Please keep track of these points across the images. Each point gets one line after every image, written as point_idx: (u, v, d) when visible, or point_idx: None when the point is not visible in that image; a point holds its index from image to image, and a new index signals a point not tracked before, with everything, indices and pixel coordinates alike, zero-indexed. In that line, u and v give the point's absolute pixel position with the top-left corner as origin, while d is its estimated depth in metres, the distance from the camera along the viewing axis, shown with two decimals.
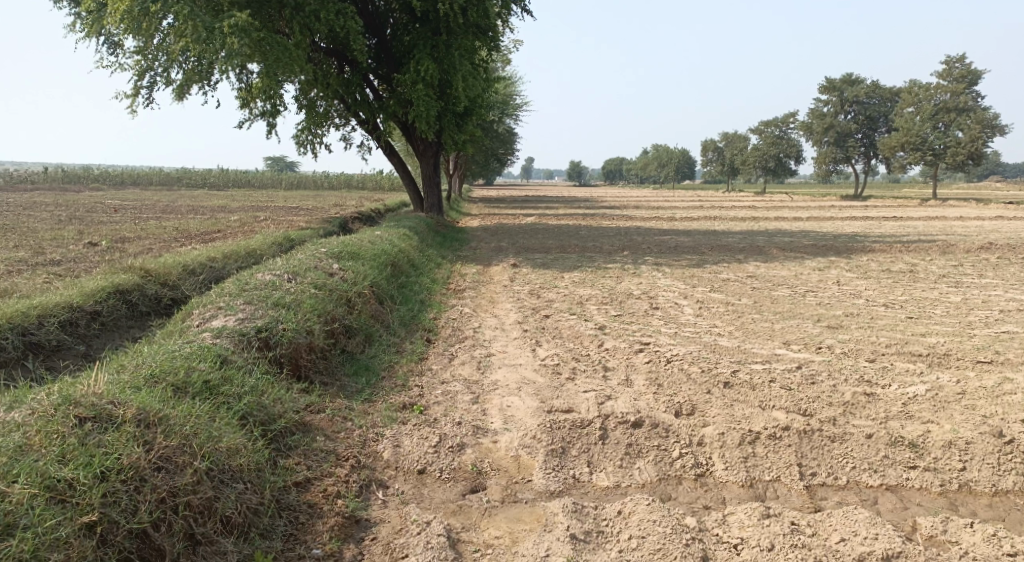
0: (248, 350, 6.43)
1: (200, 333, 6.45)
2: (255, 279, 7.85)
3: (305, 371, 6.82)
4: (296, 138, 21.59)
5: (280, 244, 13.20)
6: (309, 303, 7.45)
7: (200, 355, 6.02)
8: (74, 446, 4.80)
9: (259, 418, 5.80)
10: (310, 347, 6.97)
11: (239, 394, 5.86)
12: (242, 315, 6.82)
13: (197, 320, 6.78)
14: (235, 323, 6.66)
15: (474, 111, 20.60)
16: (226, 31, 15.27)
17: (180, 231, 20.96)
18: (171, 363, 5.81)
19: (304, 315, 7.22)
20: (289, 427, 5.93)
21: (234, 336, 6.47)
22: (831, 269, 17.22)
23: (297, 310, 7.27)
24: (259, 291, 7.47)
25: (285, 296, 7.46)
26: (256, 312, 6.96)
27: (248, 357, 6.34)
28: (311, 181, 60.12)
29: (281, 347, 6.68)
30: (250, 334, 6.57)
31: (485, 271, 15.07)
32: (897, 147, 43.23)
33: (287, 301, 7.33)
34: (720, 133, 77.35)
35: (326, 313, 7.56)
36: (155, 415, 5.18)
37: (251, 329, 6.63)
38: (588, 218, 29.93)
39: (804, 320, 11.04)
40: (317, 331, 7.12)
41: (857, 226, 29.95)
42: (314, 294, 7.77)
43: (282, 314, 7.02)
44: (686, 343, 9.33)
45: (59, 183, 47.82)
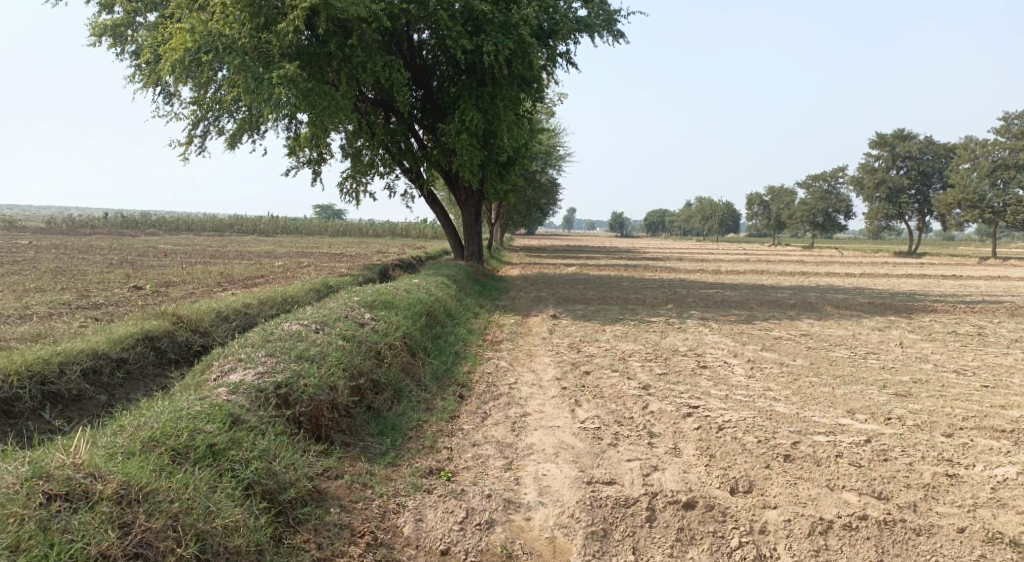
0: (264, 408, 5.99)
1: (215, 389, 6.03)
2: (281, 329, 7.45)
3: (325, 431, 6.35)
4: (342, 186, 21.53)
5: (316, 291, 12.89)
6: (334, 356, 7.00)
7: (208, 414, 5.59)
8: (34, 531, 4.39)
9: (266, 488, 5.32)
10: (332, 404, 6.50)
11: (246, 459, 5.40)
12: (261, 369, 6.40)
13: (213, 374, 6.38)
14: (253, 378, 6.24)
15: (518, 160, 20.31)
16: (275, 82, 15.20)
17: (224, 276, 20.96)
18: (173, 424, 5.40)
19: (328, 370, 6.76)
20: (301, 496, 5.44)
21: (249, 393, 6.04)
22: (888, 330, 16.35)
23: (321, 363, 6.82)
24: (282, 342, 7.06)
25: (309, 347, 7.03)
26: (277, 365, 6.53)
27: (264, 416, 5.89)
28: (357, 229, 60.78)
29: (300, 404, 6.23)
30: (267, 391, 6.13)
31: (524, 322, 14.57)
32: (953, 204, 42.00)
33: (310, 353, 6.89)
34: (767, 187, 76.47)
35: (352, 367, 7.10)
36: (140, 490, 4.77)
37: (269, 384, 6.20)
38: (632, 270, 29.33)
39: (864, 386, 10.29)
40: (341, 387, 6.66)
41: (914, 284, 28.79)
42: (342, 346, 7.33)
43: (304, 368, 6.57)
44: (739, 409, 8.66)
45: (115, 227, 49.04)
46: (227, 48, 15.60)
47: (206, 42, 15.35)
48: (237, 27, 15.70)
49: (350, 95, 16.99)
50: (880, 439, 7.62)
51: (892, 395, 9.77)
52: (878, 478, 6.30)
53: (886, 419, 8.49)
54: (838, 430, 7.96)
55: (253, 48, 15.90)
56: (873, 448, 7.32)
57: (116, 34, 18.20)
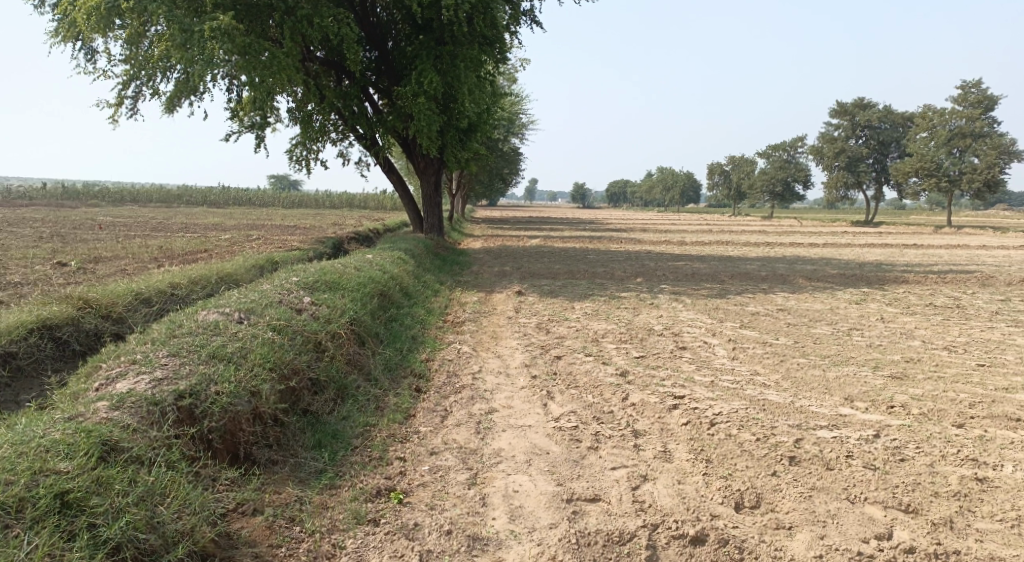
0: (158, 427, 4.96)
1: (93, 404, 4.98)
2: (197, 320, 6.35)
3: (245, 448, 5.36)
4: (291, 153, 20.16)
5: (259, 268, 11.70)
6: (258, 353, 5.94)
7: (69, 446, 4.53)
8: None
9: (143, 546, 4.31)
10: (253, 414, 5.50)
11: (116, 508, 4.36)
12: (160, 375, 5.33)
13: (98, 383, 5.34)
14: (146, 387, 5.18)
15: (479, 127, 19.19)
16: (207, 35, 13.84)
17: (164, 251, 19.54)
18: (11, 466, 4.34)
19: (249, 371, 5.71)
20: (200, 551, 4.47)
21: (139, 407, 4.98)
22: (865, 303, 15.62)
23: (241, 363, 5.76)
24: (193, 337, 5.98)
25: (228, 343, 5.95)
26: (182, 368, 5.47)
27: (155, 438, 4.86)
28: (313, 201, 58.92)
29: (207, 416, 5.21)
30: (165, 404, 5.09)
31: (487, 299, 13.51)
32: (910, 173, 41.73)
33: (227, 350, 5.81)
34: (726, 157, 76.12)
35: (283, 366, 6.05)
36: None
37: (168, 395, 5.15)
38: (597, 241, 28.40)
39: (857, 369, 9.46)
40: (266, 392, 5.64)
41: (878, 253, 28.31)
42: (271, 340, 6.25)
43: (217, 371, 5.53)
44: (729, 399, 7.75)
45: (57, 199, 46.64)
46: None
47: None
48: None
49: (294, 53, 15.50)
50: (889, 433, 6.79)
51: (889, 379, 8.96)
52: (902, 485, 5.47)
53: (889, 408, 7.65)
54: (841, 422, 7.09)
55: None
56: (884, 444, 6.49)
57: None
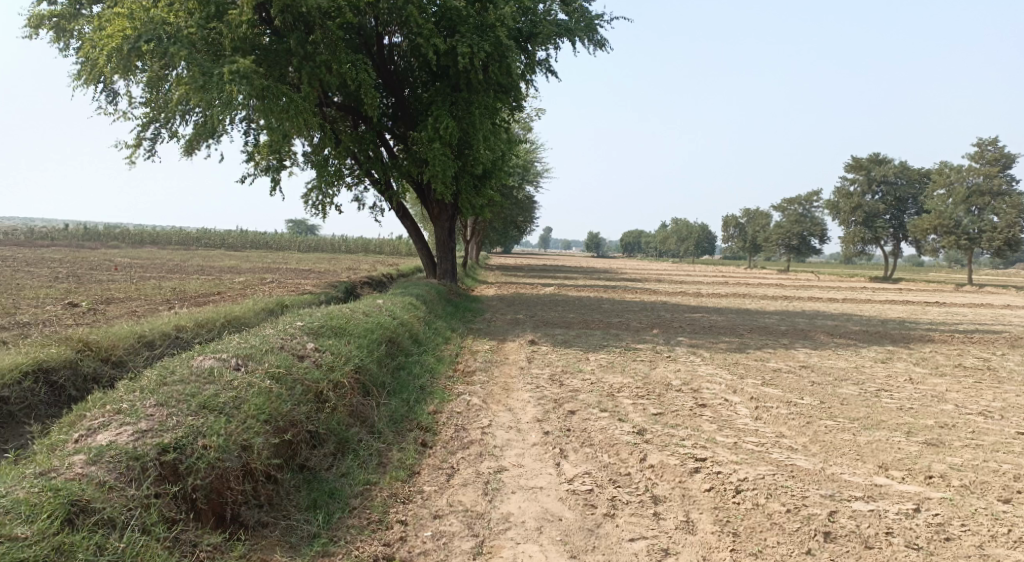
0: (137, 484, 4.77)
1: (69, 458, 4.82)
2: (190, 366, 5.99)
3: (232, 509, 5.10)
4: (307, 197, 20.01)
5: (267, 311, 11.37)
6: (253, 404, 5.61)
7: (31, 508, 4.42)
8: None
9: None
10: (243, 472, 5.22)
11: None
12: (144, 426, 5.11)
13: (79, 433, 5.15)
14: (129, 439, 4.98)
15: (494, 173, 18.99)
16: (227, 78, 13.74)
17: (176, 291, 19.35)
18: None
19: (241, 422, 5.43)
20: None
21: (117, 463, 4.79)
22: (891, 362, 15.03)
23: (233, 415, 5.46)
24: (185, 385, 5.66)
25: (220, 393, 5.62)
26: (169, 420, 5.23)
27: (132, 498, 4.69)
28: (327, 245, 59.02)
29: (191, 472, 4.98)
30: (146, 459, 4.89)
31: (499, 348, 13.10)
32: (928, 230, 41.17)
33: (218, 400, 5.51)
34: (742, 209, 75.81)
35: (279, 418, 5.71)
36: None
37: (151, 449, 4.94)
38: (611, 290, 27.95)
39: (889, 433, 8.92)
40: (258, 446, 5.36)
41: (900, 310, 27.68)
42: (267, 389, 5.88)
43: (207, 424, 5.28)
44: (755, 463, 7.26)
45: (75, 239, 46.86)
46: (173, 38, 14.20)
47: (147, 30, 13.95)
48: (184, 17, 14.28)
49: (312, 97, 15.40)
50: (931, 507, 6.28)
51: (924, 446, 8.42)
52: None
53: (927, 478, 7.14)
54: (878, 493, 6.57)
55: (202, 40, 14.42)
56: (927, 520, 5.98)
57: (61, 28, 16.58)
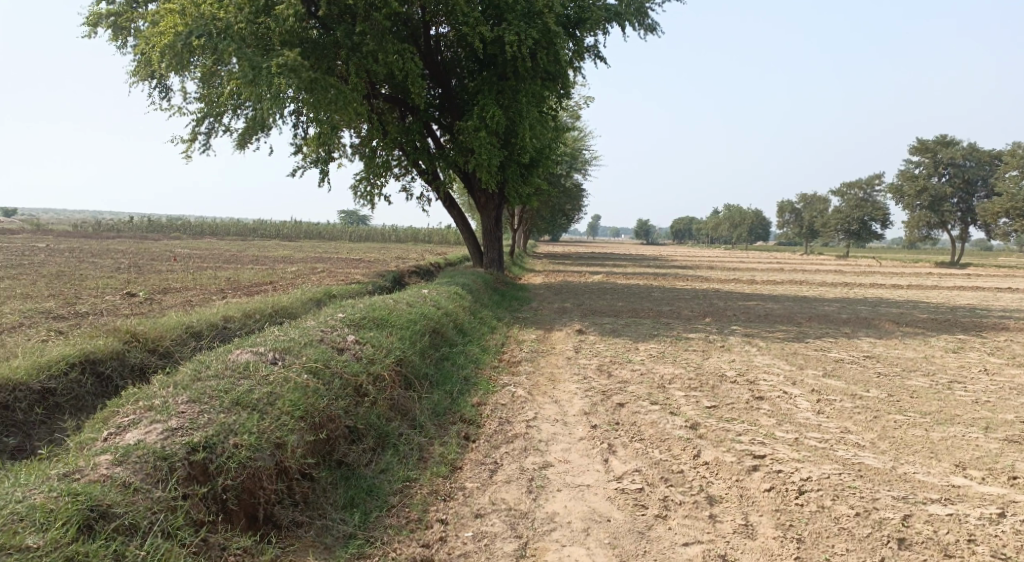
0: (163, 485, 4.72)
1: (95, 458, 4.79)
2: (226, 360, 5.92)
3: (263, 510, 5.06)
4: (356, 189, 19.95)
5: (313, 300, 11.24)
6: (287, 400, 5.55)
7: (48, 515, 4.35)
8: None
9: None
10: (276, 471, 5.18)
11: None
12: (174, 424, 5.08)
13: (108, 431, 5.12)
14: (157, 437, 4.94)
15: (541, 162, 18.61)
16: (274, 71, 13.62)
17: (229, 282, 19.51)
18: None
19: (274, 418, 5.39)
20: None
21: (144, 463, 4.75)
22: (961, 352, 14.26)
23: (266, 412, 5.41)
24: (217, 381, 5.61)
25: (253, 389, 5.56)
26: (201, 417, 5.20)
27: (158, 500, 4.64)
28: (380, 234, 59.39)
29: (218, 472, 4.92)
30: (175, 458, 4.84)
31: (546, 338, 12.79)
32: (999, 213, 39.33)
33: (252, 397, 5.46)
34: (799, 194, 73.84)
35: (315, 414, 5.63)
36: None
37: (180, 448, 4.90)
38: (662, 278, 27.37)
39: (964, 429, 8.35)
40: (292, 444, 5.31)
41: (969, 297, 26.48)
42: (304, 383, 5.80)
43: (239, 422, 5.23)
44: (818, 461, 6.81)
45: (138, 231, 47.98)
46: (223, 34, 14.08)
47: (198, 26, 13.90)
48: (234, 11, 14.02)
49: (359, 88, 15.22)
50: (1017, 511, 5.77)
51: (1004, 444, 7.84)
52: None
53: (1010, 479, 6.64)
54: (956, 495, 6.09)
55: (252, 35, 14.27)
56: (1014, 527, 5.48)
57: (118, 26, 16.71)
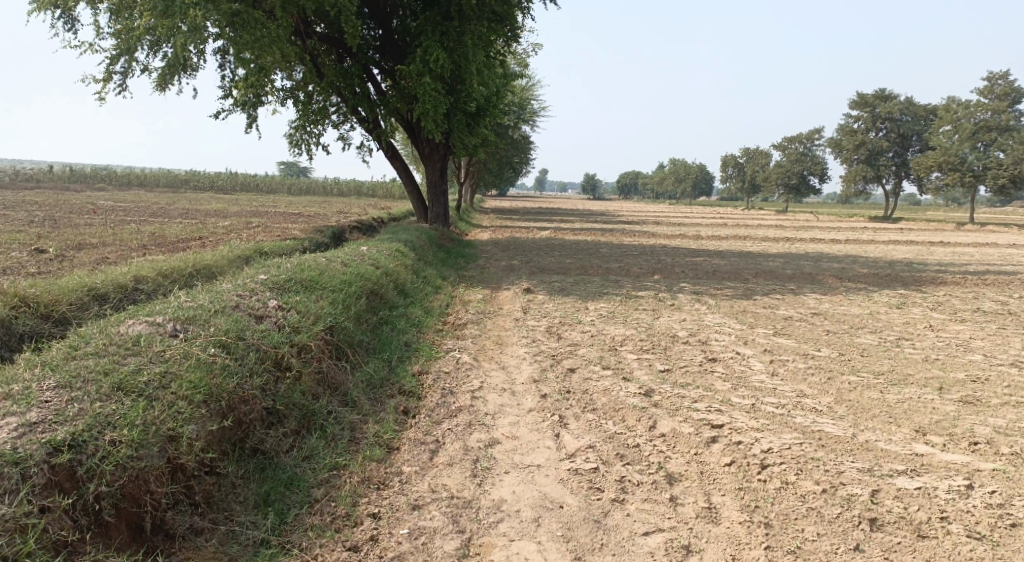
0: (11, 498, 4.22)
1: None
2: (113, 335, 5.36)
3: (152, 514, 4.62)
4: (291, 136, 18.88)
5: (242, 257, 10.43)
6: (184, 382, 5.05)
7: None
8: None
9: None
10: (170, 469, 4.73)
11: None
12: (33, 418, 4.55)
13: None
14: (10, 437, 4.41)
15: (489, 112, 17.82)
16: (190, 2, 12.49)
17: (154, 236, 18.38)
18: None
19: (167, 406, 4.90)
20: None
21: None
22: (907, 308, 14.21)
23: (157, 399, 4.91)
24: (95, 362, 5.06)
25: (143, 370, 5.04)
26: (71, 408, 4.67)
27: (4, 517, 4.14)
28: (320, 187, 57.70)
29: (89, 476, 4.46)
30: (31, 462, 4.33)
31: (493, 297, 12.26)
32: (932, 167, 39.89)
33: (139, 380, 4.95)
34: (741, 149, 74.25)
35: (220, 398, 5.16)
36: None
37: (38, 450, 4.38)
38: (609, 233, 26.96)
39: (919, 390, 8.13)
40: (188, 435, 4.84)
41: (907, 251, 26.81)
42: (209, 360, 5.30)
43: (118, 412, 4.71)
44: (779, 430, 6.45)
45: (61, 182, 45.41)
46: None
47: None
48: None
49: (288, 25, 14.11)
50: (984, 482, 5.49)
51: (960, 405, 7.63)
52: None
53: (972, 445, 6.40)
54: (922, 466, 5.75)
55: None
56: (984, 500, 5.20)
57: None
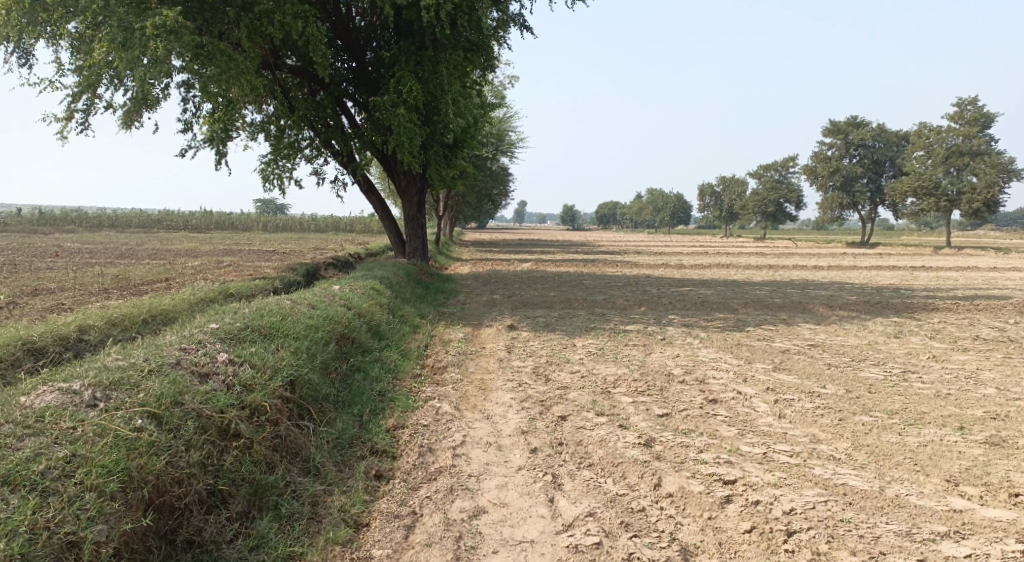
0: None
1: None
2: (21, 408, 4.76)
3: None
4: (262, 172, 18.18)
5: (204, 300, 9.64)
6: (92, 468, 4.47)
7: None
8: None
9: None
10: None
11: None
12: None
13: None
14: None
15: (466, 142, 17.29)
16: (149, 33, 11.80)
17: (120, 280, 17.53)
18: None
19: (68, 501, 4.30)
20: None
21: None
22: (906, 337, 13.59)
23: (56, 493, 4.31)
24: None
25: (42, 456, 4.44)
26: None
27: None
28: (297, 224, 56.81)
29: None
30: None
31: (474, 335, 11.52)
32: (907, 193, 39.74)
33: (34, 471, 4.35)
34: (716, 178, 74.33)
35: (141, 485, 4.56)
36: None
37: None
38: (591, 265, 26.32)
39: (939, 431, 7.47)
40: (92, 538, 4.23)
41: (891, 277, 26.34)
42: (132, 438, 4.71)
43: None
44: (799, 486, 5.78)
45: (30, 226, 44.23)
46: None
47: None
48: None
49: (255, 56, 13.39)
50: None
51: (988, 449, 6.97)
52: None
53: (1012, 498, 5.78)
54: (967, 528, 5.10)
55: None
56: None
57: None
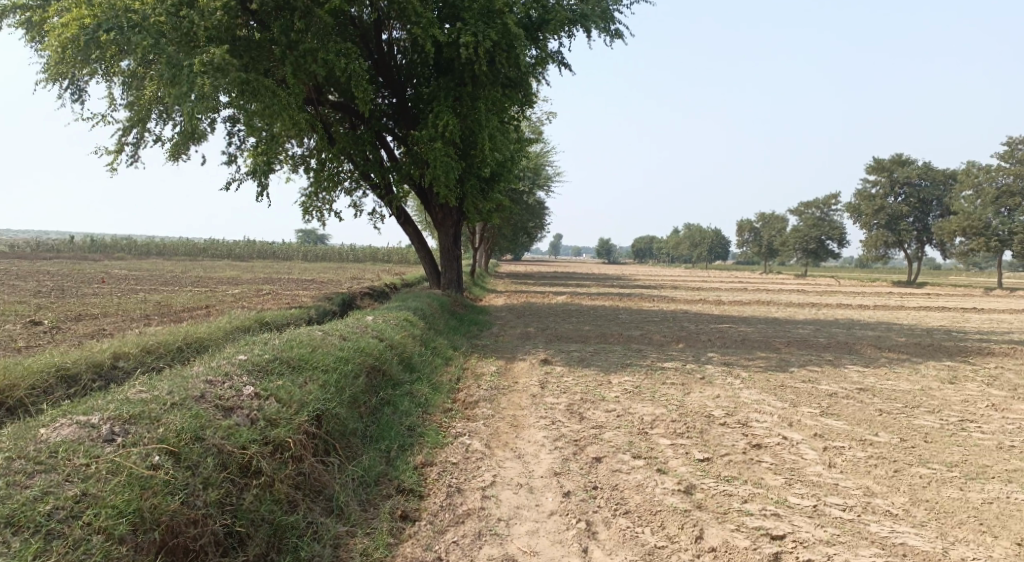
0: None
1: None
2: (37, 441, 4.61)
3: None
4: (303, 203, 18.25)
5: (238, 328, 9.54)
6: (102, 509, 4.28)
7: None
8: None
9: None
10: None
11: None
12: None
13: None
14: None
15: (503, 176, 17.17)
16: (197, 70, 11.83)
17: (160, 306, 17.64)
18: None
19: (73, 545, 4.11)
20: None
21: None
22: (959, 383, 12.97)
23: (61, 536, 4.13)
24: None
25: (50, 495, 4.27)
26: None
27: None
28: (336, 254, 57.31)
29: None
30: None
31: (507, 369, 11.24)
32: (955, 233, 38.71)
33: (40, 511, 4.17)
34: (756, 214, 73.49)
35: (152, 527, 4.37)
36: None
37: None
38: (628, 299, 25.92)
39: (1004, 487, 6.97)
40: None
41: (940, 318, 25.46)
42: (146, 476, 4.52)
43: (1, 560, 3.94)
44: (854, 545, 5.38)
45: (79, 251, 45.28)
46: (137, 27, 11.92)
47: (107, 18, 11.83)
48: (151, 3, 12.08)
49: (300, 92, 13.36)
50: None
51: None
52: None
53: None
54: None
55: (174, 31, 12.26)
56: None
57: None
